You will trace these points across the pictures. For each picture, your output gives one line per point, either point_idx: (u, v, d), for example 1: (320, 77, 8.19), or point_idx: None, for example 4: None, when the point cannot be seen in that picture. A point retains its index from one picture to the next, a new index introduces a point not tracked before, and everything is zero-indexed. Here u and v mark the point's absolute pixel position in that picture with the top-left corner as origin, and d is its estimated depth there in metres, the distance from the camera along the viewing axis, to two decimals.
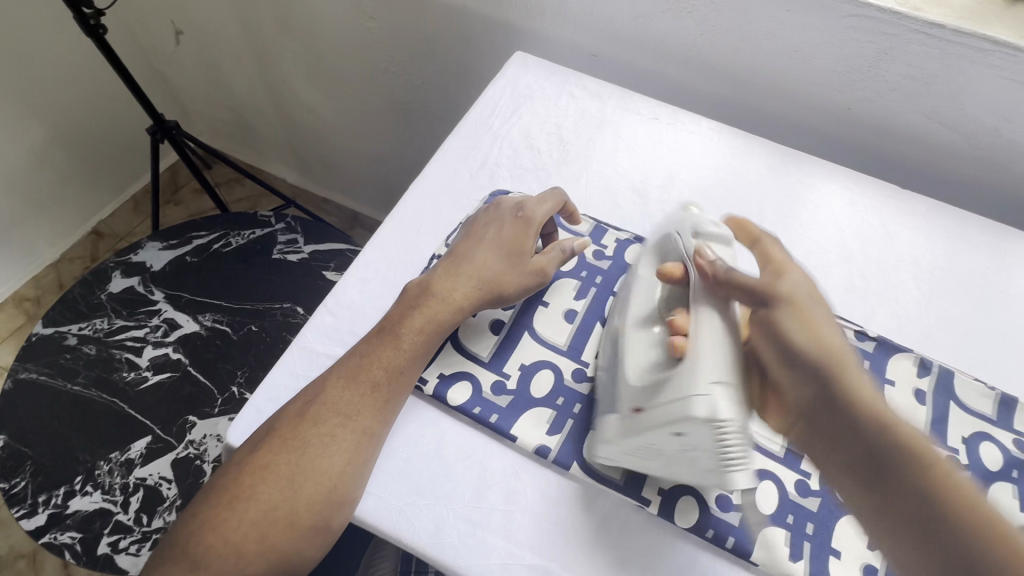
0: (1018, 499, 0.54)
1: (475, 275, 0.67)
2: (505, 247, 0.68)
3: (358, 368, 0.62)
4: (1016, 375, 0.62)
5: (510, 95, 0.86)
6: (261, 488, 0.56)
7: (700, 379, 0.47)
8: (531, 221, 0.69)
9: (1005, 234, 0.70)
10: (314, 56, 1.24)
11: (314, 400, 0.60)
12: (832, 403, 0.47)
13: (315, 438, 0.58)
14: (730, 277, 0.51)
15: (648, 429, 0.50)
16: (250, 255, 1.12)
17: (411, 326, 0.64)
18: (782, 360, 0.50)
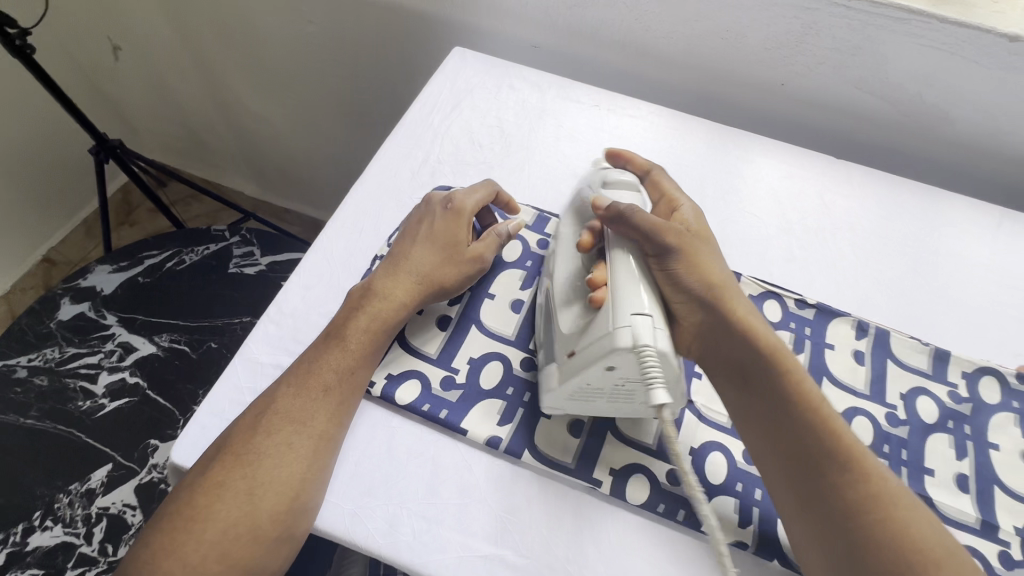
0: (955, 448, 0.54)
1: (414, 272, 0.57)
2: (444, 241, 0.58)
3: (296, 380, 0.51)
4: (954, 330, 0.62)
5: (449, 90, 0.78)
6: (209, 507, 0.45)
7: (621, 312, 0.46)
8: (466, 210, 0.60)
9: (933, 195, 0.72)
10: (257, 64, 1.20)
11: (271, 405, 0.50)
12: (741, 346, 0.50)
13: (269, 449, 0.47)
14: (631, 215, 0.51)
15: (580, 370, 0.47)
16: (205, 271, 1.09)
17: (360, 324, 0.54)
18: (689, 298, 0.51)
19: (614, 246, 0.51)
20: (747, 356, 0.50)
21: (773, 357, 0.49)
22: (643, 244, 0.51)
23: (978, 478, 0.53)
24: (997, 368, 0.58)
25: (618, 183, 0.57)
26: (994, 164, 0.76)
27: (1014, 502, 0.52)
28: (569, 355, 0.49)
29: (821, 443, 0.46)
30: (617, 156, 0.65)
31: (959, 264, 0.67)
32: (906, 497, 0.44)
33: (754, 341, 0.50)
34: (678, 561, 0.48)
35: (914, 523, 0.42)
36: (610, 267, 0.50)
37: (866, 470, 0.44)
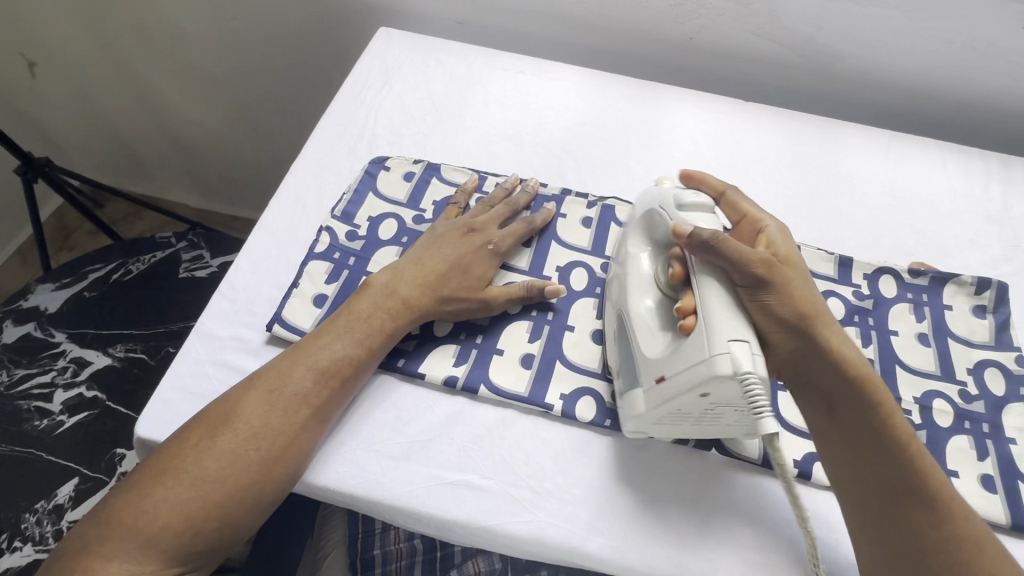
0: (861, 338, 0.61)
1: (431, 286, 0.57)
2: (469, 270, 0.59)
3: (314, 373, 0.50)
4: (854, 240, 0.69)
5: (378, 69, 0.80)
6: (217, 471, 0.45)
7: (717, 338, 0.44)
8: (497, 250, 0.61)
9: (829, 126, 0.79)
10: (186, 67, 1.19)
11: (288, 382, 0.50)
12: (834, 373, 0.49)
13: (282, 426, 0.48)
14: (716, 243, 0.48)
15: (671, 396, 0.46)
16: (154, 278, 1.08)
17: (380, 317, 0.55)
18: (785, 329, 0.49)
19: (699, 274, 0.49)
20: (835, 385, 0.49)
21: (865, 381, 0.49)
22: (733, 272, 0.48)
23: (882, 360, 0.60)
24: (893, 267, 0.66)
25: (694, 207, 0.53)
26: (881, 93, 0.84)
27: (913, 377, 0.59)
28: (658, 381, 0.48)
29: (908, 475, 0.46)
30: (688, 177, 0.61)
31: (857, 183, 0.74)
32: (983, 533, 0.45)
33: (852, 371, 0.49)
34: (627, 464, 0.53)
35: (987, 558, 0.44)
36: (696, 290, 0.48)
37: (947, 500, 0.46)
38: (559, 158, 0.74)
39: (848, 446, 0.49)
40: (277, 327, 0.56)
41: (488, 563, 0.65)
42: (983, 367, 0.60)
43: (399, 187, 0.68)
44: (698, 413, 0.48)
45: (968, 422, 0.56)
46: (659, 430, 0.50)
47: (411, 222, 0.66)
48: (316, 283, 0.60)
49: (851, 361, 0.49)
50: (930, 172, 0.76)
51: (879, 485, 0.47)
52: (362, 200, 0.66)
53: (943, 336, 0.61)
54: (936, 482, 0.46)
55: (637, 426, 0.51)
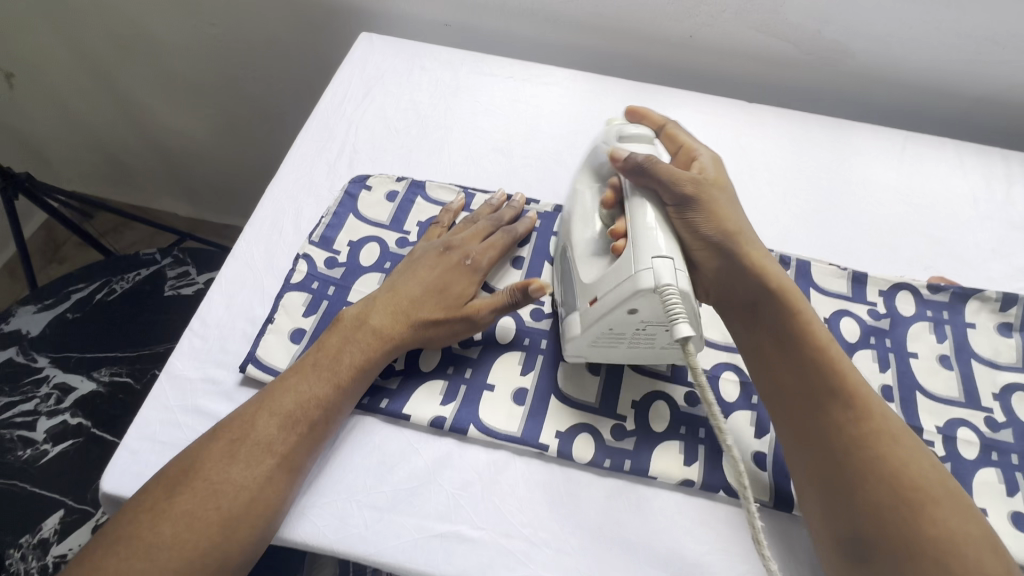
0: (878, 362, 0.57)
1: (405, 310, 0.53)
2: (446, 289, 0.55)
3: (278, 412, 0.47)
4: (868, 253, 0.65)
5: (359, 78, 0.76)
6: (173, 535, 0.41)
7: (642, 255, 0.46)
8: (476, 264, 0.57)
9: (840, 128, 0.74)
10: (165, 75, 1.15)
11: (251, 429, 0.46)
12: (754, 291, 0.51)
13: (242, 477, 0.44)
14: (647, 166, 0.51)
15: (600, 316, 0.48)
16: (140, 297, 1.05)
17: (350, 350, 0.51)
18: (712, 247, 0.51)
19: (629, 195, 0.51)
20: (763, 301, 0.51)
21: (785, 295, 0.50)
22: (663, 193, 0.51)
23: (901, 386, 0.56)
24: (910, 282, 0.61)
25: (634, 138, 0.55)
26: (894, 91, 0.79)
27: (935, 404, 0.55)
28: (590, 303, 0.49)
29: (826, 380, 0.46)
30: (632, 111, 0.63)
31: (870, 190, 0.70)
32: (906, 435, 0.45)
33: (773, 286, 0.50)
34: (629, 510, 0.49)
35: (908, 459, 0.43)
36: (628, 214, 0.50)
37: (865, 400, 0.46)
38: (552, 170, 0.69)
39: (773, 357, 0.49)
40: (250, 367, 0.52)
41: None
42: (1010, 391, 0.55)
43: (381, 208, 0.64)
44: (630, 333, 0.48)
45: (996, 453, 0.52)
46: (593, 352, 0.51)
47: (395, 245, 0.62)
48: (293, 316, 0.56)
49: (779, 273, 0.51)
50: (947, 176, 0.71)
51: (799, 393, 0.47)
52: (341, 223, 0.62)
53: (966, 357, 0.57)
54: (854, 388, 0.46)
55: (574, 350, 0.52)
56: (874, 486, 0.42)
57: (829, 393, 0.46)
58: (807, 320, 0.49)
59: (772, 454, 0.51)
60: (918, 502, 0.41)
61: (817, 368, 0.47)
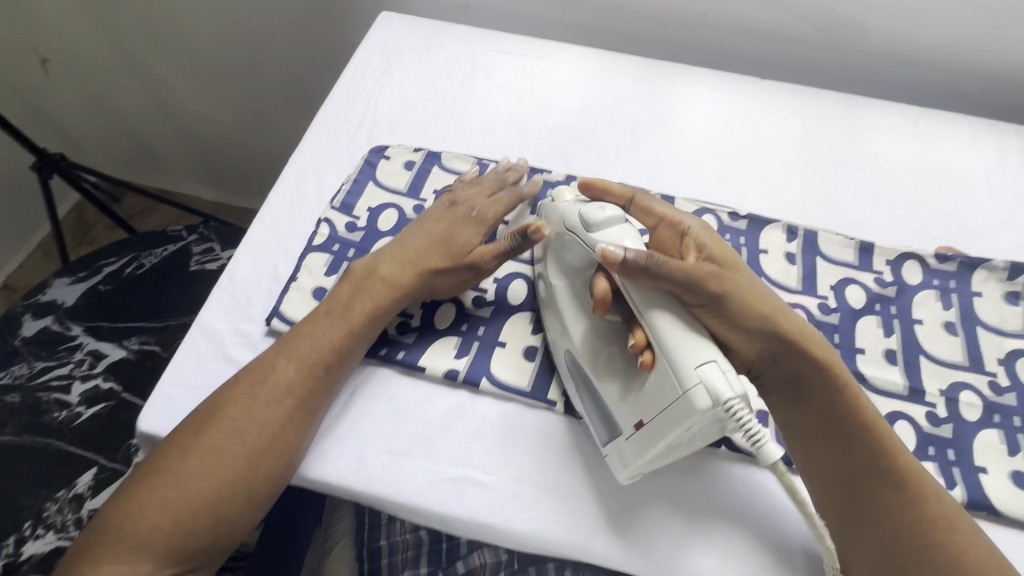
0: (883, 327, 0.58)
1: (416, 262, 0.56)
2: (450, 239, 0.57)
3: (290, 369, 0.50)
4: (877, 224, 0.66)
5: (378, 55, 0.78)
6: (200, 470, 0.45)
7: (685, 366, 0.42)
8: (481, 213, 0.59)
9: (851, 103, 0.75)
10: (192, 59, 1.19)
11: (267, 377, 0.49)
12: (804, 367, 0.48)
13: (261, 421, 0.47)
14: (654, 268, 0.45)
15: (656, 438, 0.44)
16: (166, 272, 1.09)
17: (358, 308, 0.53)
18: (752, 335, 0.47)
19: (647, 308, 0.46)
20: (808, 374, 0.48)
21: (832, 371, 0.48)
22: (683, 296, 0.46)
23: (905, 351, 0.56)
24: (917, 252, 0.62)
25: (607, 220, 0.50)
26: (907, 68, 0.79)
27: (939, 368, 0.56)
28: (636, 426, 0.45)
29: (880, 462, 0.45)
30: (587, 186, 0.55)
31: (881, 164, 0.70)
32: (960, 514, 0.45)
33: (819, 358, 0.48)
34: None
35: (962, 541, 0.43)
36: (648, 325, 0.45)
37: (922, 486, 0.45)
38: (564, 143, 0.71)
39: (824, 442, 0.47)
40: (276, 320, 0.56)
41: (494, 555, 0.62)
42: (1015, 357, 0.56)
43: (399, 176, 0.67)
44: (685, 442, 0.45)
45: (998, 415, 0.53)
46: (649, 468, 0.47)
47: (412, 211, 0.64)
48: (315, 275, 0.59)
49: (816, 356, 0.48)
50: (960, 150, 0.71)
51: (855, 481, 0.46)
52: (361, 191, 0.65)
53: (972, 324, 0.58)
54: (910, 472, 0.45)
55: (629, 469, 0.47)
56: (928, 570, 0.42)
57: (890, 486, 0.45)
58: (866, 406, 0.47)
59: None
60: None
61: (870, 449, 0.46)
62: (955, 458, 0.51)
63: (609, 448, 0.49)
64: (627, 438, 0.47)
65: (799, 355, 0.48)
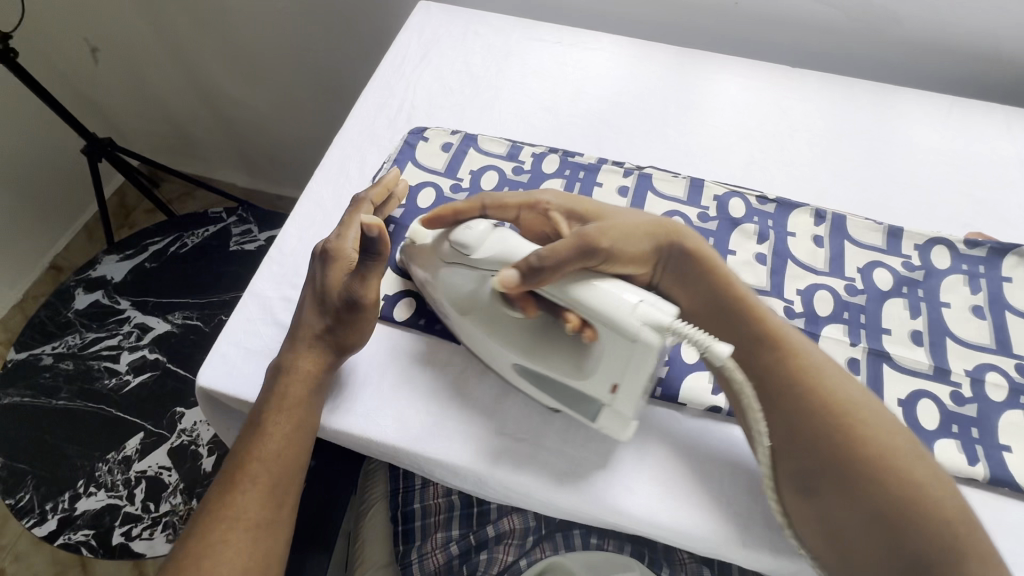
0: (909, 309, 0.59)
1: (298, 334, 0.54)
2: (323, 294, 0.54)
3: (223, 497, 0.47)
4: (907, 209, 0.66)
5: (416, 42, 0.81)
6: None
7: (623, 321, 0.43)
8: (331, 251, 0.55)
9: (883, 92, 0.75)
10: (233, 49, 1.23)
11: (207, 508, 0.47)
12: (687, 266, 0.52)
13: (213, 558, 0.45)
14: (546, 268, 0.46)
15: (636, 390, 0.46)
16: (208, 251, 1.14)
17: (270, 417, 0.50)
18: (639, 252, 0.51)
19: (564, 295, 0.46)
20: (695, 276, 0.51)
21: (708, 266, 0.51)
22: (586, 263, 0.47)
23: (931, 333, 0.57)
24: (947, 237, 0.63)
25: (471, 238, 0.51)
26: (943, 58, 0.79)
27: (965, 350, 0.56)
28: (614, 390, 0.46)
29: (761, 343, 0.49)
30: (437, 218, 0.56)
31: (912, 152, 0.71)
32: (855, 390, 0.47)
33: (692, 257, 0.51)
34: (663, 429, 0.53)
35: (836, 387, 0.47)
36: (574, 304, 0.46)
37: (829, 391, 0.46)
38: (596, 128, 0.73)
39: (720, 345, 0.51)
40: None
41: (523, 521, 0.65)
42: None
43: (437, 157, 0.70)
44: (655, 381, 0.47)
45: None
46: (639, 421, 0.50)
47: (448, 190, 0.67)
48: None
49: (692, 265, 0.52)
50: (994, 139, 0.71)
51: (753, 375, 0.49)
52: (401, 170, 0.68)
53: (1000, 308, 0.59)
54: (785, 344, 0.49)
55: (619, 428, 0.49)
56: (824, 424, 0.45)
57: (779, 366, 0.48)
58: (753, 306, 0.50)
59: None
60: (860, 433, 0.45)
61: (747, 330, 0.49)
62: (978, 436, 0.52)
63: (601, 422, 0.50)
64: (609, 405, 0.48)
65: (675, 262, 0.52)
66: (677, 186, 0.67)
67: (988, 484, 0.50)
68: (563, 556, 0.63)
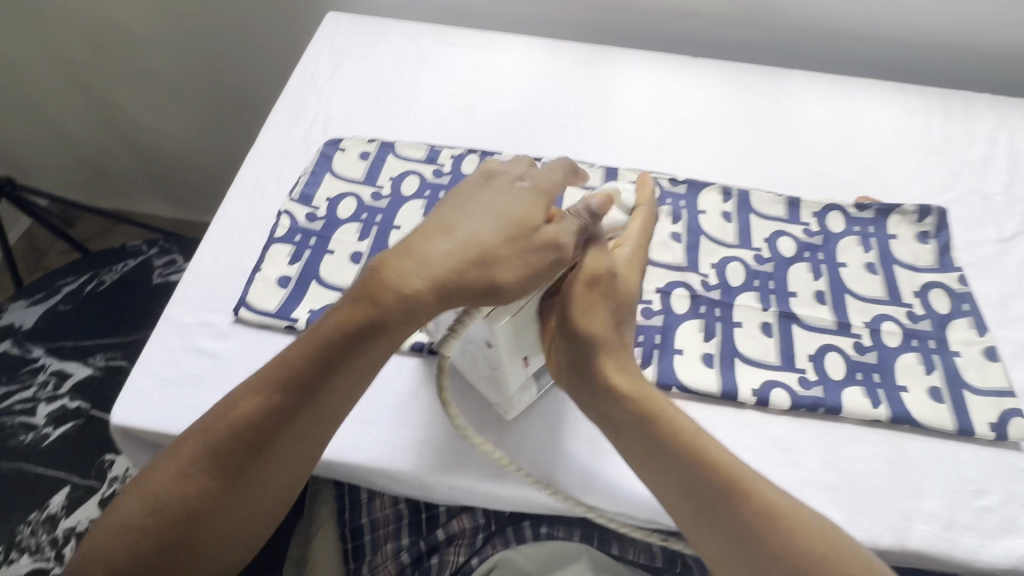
0: (811, 271, 0.63)
1: (470, 248, 0.45)
2: (508, 218, 0.46)
3: (263, 416, 0.45)
4: (803, 181, 0.71)
5: (327, 54, 0.81)
6: (157, 508, 0.45)
7: None
8: (542, 190, 0.49)
9: (774, 75, 0.81)
10: (139, 73, 1.18)
11: (235, 408, 0.46)
12: (619, 406, 0.48)
13: (219, 475, 0.45)
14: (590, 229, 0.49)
15: None
16: (129, 286, 1.08)
17: (345, 365, 0.46)
18: (573, 351, 0.49)
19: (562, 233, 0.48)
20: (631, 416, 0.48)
21: (641, 406, 0.48)
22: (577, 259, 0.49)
23: (832, 291, 0.62)
24: (840, 203, 0.68)
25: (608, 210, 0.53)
26: (826, 40, 0.86)
27: (863, 304, 0.61)
28: None
29: (703, 476, 0.46)
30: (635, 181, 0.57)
31: (804, 127, 0.76)
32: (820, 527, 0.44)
33: (624, 393, 0.48)
34: None
35: (802, 529, 0.44)
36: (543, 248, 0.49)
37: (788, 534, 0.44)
38: (512, 126, 0.75)
39: (630, 451, 0.48)
40: (243, 311, 0.57)
41: (472, 520, 0.65)
42: (929, 289, 0.62)
43: (356, 166, 0.69)
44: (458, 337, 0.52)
45: (916, 340, 0.59)
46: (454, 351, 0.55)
47: (369, 199, 0.66)
48: (279, 265, 0.61)
49: (619, 381, 0.49)
50: (873, 111, 0.78)
51: (679, 507, 0.46)
52: (319, 182, 0.67)
53: (889, 263, 0.64)
54: (746, 480, 0.46)
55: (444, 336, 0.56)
56: (744, 560, 0.44)
57: (692, 498, 0.46)
58: (700, 446, 0.47)
59: (718, 354, 0.57)
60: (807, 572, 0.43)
61: (691, 470, 0.46)
62: (880, 380, 0.56)
63: None
64: None
65: (606, 373, 0.49)
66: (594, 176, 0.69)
67: (891, 423, 0.54)
68: (514, 551, 0.61)
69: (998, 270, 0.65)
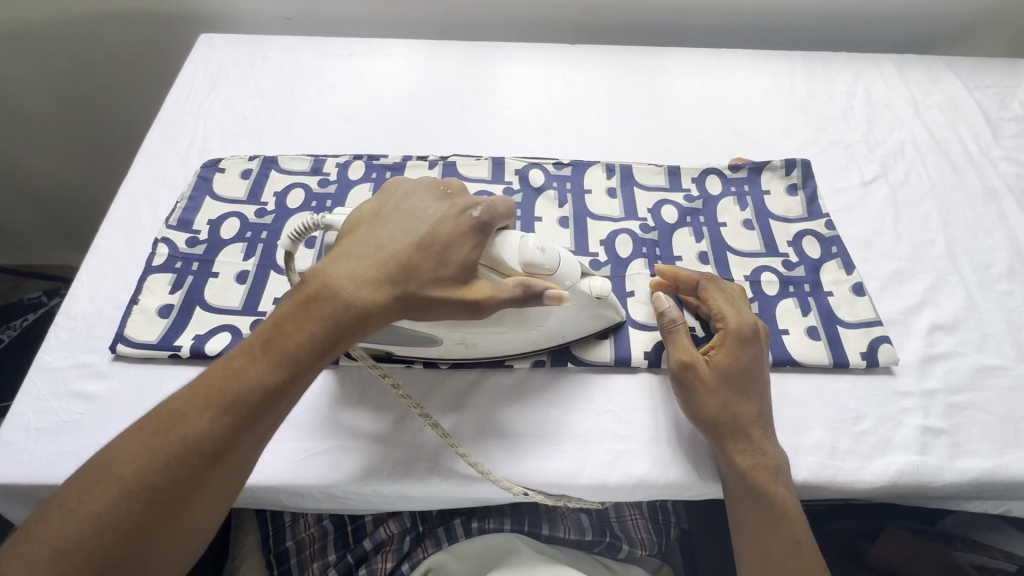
0: (694, 235, 0.66)
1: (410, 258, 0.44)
2: (446, 240, 0.46)
3: (206, 432, 0.39)
4: (682, 150, 0.74)
5: (202, 75, 0.79)
6: (74, 540, 0.36)
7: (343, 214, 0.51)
8: (487, 217, 0.47)
9: (648, 53, 0.85)
10: (17, 115, 1.09)
11: (185, 420, 0.39)
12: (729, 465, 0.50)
13: (139, 503, 0.37)
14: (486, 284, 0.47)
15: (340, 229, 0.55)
16: (32, 340, 1.02)
17: (296, 379, 0.42)
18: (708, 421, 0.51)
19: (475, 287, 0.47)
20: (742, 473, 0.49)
21: (754, 466, 0.49)
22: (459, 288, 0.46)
23: (714, 251, 0.65)
24: (716, 167, 0.71)
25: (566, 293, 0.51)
26: (695, 18, 0.90)
27: (743, 259, 0.64)
28: None
29: (769, 520, 0.49)
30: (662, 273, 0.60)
31: (680, 100, 0.80)
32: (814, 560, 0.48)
33: (744, 462, 0.49)
34: (495, 394, 0.55)
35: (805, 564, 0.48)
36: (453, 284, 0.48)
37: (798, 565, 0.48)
38: (397, 129, 0.75)
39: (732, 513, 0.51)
40: (120, 346, 0.55)
41: (398, 525, 0.64)
42: (802, 237, 0.66)
43: (237, 186, 0.67)
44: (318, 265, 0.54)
45: (792, 286, 0.62)
46: None
47: (253, 216, 0.65)
48: (158, 295, 0.59)
49: (733, 458, 0.50)
50: (742, 79, 0.82)
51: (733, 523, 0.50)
52: (198, 206, 0.65)
53: (765, 218, 0.67)
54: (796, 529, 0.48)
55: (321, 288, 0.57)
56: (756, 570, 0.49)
57: (782, 557, 0.48)
58: (782, 507, 0.49)
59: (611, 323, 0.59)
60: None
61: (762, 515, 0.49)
62: None
63: None
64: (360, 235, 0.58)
65: (720, 453, 0.50)
66: (481, 168, 0.70)
67: (775, 367, 0.57)
68: (446, 552, 0.60)
69: (863, 212, 0.69)
